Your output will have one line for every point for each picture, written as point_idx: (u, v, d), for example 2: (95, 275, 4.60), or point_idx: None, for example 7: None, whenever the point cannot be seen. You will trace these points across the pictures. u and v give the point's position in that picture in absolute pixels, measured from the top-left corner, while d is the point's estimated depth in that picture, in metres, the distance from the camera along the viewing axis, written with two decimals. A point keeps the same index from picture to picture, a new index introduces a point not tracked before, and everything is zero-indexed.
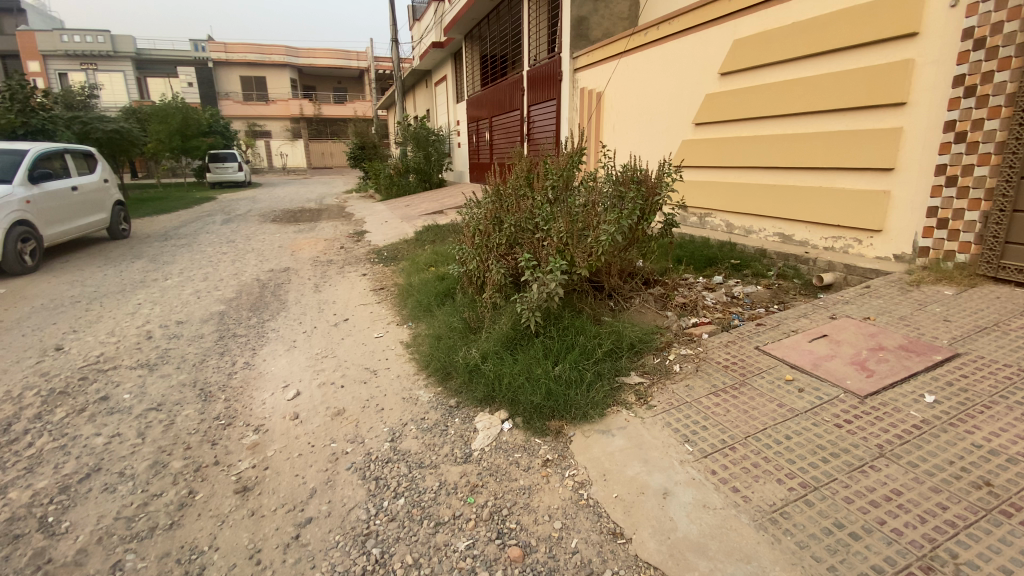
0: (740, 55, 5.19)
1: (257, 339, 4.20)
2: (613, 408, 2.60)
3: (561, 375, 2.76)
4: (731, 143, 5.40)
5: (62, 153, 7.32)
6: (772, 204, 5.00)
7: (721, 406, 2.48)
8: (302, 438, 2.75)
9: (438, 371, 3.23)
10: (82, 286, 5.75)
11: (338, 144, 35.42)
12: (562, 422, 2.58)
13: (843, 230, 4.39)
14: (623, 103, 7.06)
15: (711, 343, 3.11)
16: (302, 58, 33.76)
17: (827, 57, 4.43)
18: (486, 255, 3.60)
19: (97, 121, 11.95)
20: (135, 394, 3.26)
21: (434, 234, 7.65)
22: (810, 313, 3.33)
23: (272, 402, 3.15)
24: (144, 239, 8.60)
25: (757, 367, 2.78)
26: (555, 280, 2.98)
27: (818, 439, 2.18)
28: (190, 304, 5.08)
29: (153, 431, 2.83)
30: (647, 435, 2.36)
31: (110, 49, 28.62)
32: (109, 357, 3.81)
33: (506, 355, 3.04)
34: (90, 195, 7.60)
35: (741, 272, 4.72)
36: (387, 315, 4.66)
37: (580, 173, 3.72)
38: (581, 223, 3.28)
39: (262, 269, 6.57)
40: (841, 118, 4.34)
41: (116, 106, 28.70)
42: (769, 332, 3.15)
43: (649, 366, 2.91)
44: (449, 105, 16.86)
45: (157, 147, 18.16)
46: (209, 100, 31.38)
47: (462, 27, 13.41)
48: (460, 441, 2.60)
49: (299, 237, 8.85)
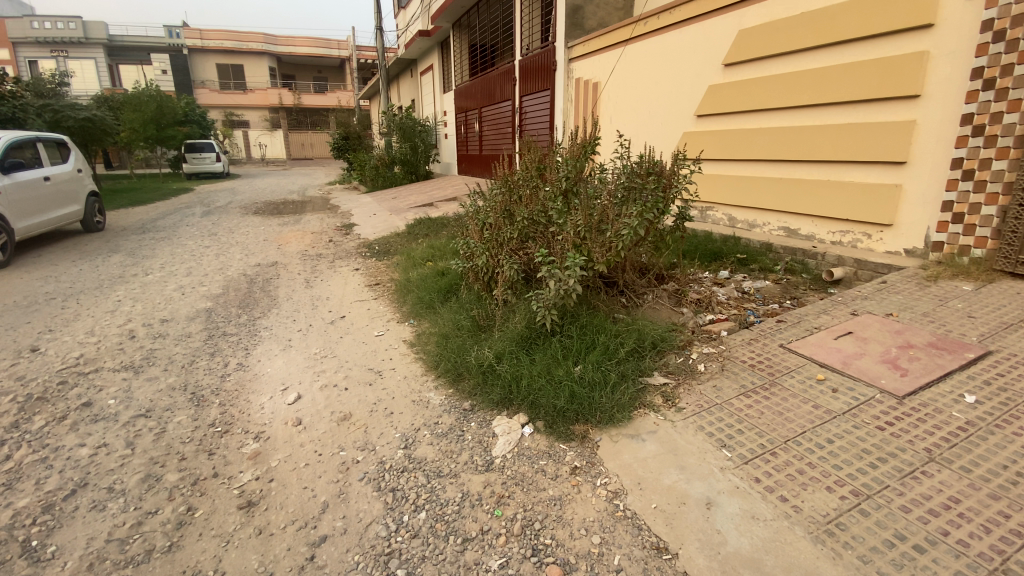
0: (744, 46, 5.09)
1: (249, 337, 3.97)
2: (639, 411, 2.47)
3: (584, 376, 2.62)
4: (734, 135, 5.30)
5: (34, 141, 6.92)
6: (777, 197, 4.92)
7: (754, 408, 2.38)
8: (308, 446, 2.56)
9: (449, 372, 3.07)
10: (57, 283, 5.41)
11: (319, 135, 34.69)
12: (587, 426, 2.44)
13: (851, 224, 4.32)
14: (622, 94, 6.93)
15: (733, 341, 3.00)
16: (281, 46, 32.88)
17: (836, 49, 4.34)
18: (496, 250, 3.46)
19: (68, 110, 11.43)
20: (121, 399, 3.03)
21: (426, 227, 7.44)
22: (830, 309, 3.27)
23: (272, 406, 2.95)
24: (120, 232, 8.20)
25: (786, 366, 2.68)
26: (574, 277, 2.84)
27: (863, 443, 2.09)
28: (174, 301, 4.80)
29: (143, 441, 2.62)
30: (681, 439, 2.24)
31: (80, 34, 27.39)
32: (91, 359, 3.55)
33: (522, 355, 2.89)
34: (63, 185, 7.19)
35: (747, 266, 4.63)
36: (385, 312, 4.47)
37: (592, 164, 3.57)
38: (598, 217, 3.13)
39: (249, 263, 6.29)
40: (850, 110, 4.26)
41: (87, 94, 27.62)
42: (791, 330, 3.06)
43: (672, 365, 2.79)
44: (435, 95, 16.50)
45: (130, 136, 17.42)
46: (184, 88, 30.38)
47: (450, 15, 13.09)
48: (480, 448, 2.45)
49: (285, 230, 8.56)
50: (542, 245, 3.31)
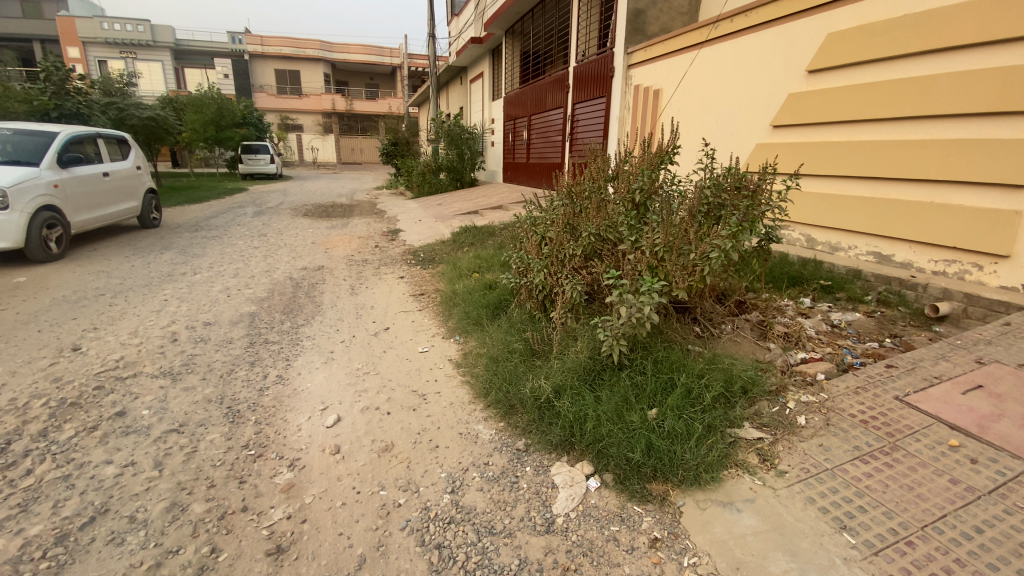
0: (833, 51, 4.61)
1: (290, 347, 3.78)
2: (730, 471, 2.10)
3: (662, 425, 2.24)
4: (817, 148, 4.79)
5: (95, 137, 7.12)
6: (868, 219, 4.37)
7: (876, 479, 1.94)
8: (346, 481, 2.30)
9: (499, 403, 2.75)
10: (107, 278, 5.45)
11: (368, 140, 35.44)
12: (667, 486, 2.08)
13: (958, 253, 3.74)
14: (690, 101, 6.53)
15: (836, 390, 2.55)
16: (336, 53, 33.90)
17: (945, 55, 3.81)
18: (557, 268, 3.14)
19: (134, 108, 11.97)
20: (155, 410, 2.87)
21: (473, 236, 7.19)
22: (948, 354, 2.75)
23: (309, 429, 2.71)
24: (174, 229, 8.36)
25: (906, 425, 2.22)
26: (649, 305, 2.47)
27: (1021, 535, 1.64)
28: (219, 303, 4.71)
29: (171, 462, 2.43)
30: (787, 515, 1.84)
31: (150, 38, 29.03)
32: (130, 362, 3.44)
33: (585, 392, 2.53)
34: (122, 181, 7.37)
35: (832, 294, 4.15)
36: (431, 325, 4.20)
37: (670, 175, 3.18)
38: (679, 236, 2.73)
39: (295, 266, 6.20)
40: (960, 124, 3.70)
41: (154, 95, 29.25)
42: (905, 378, 2.57)
43: (765, 416, 2.39)
44: (484, 102, 16.41)
45: (191, 136, 18.15)
46: (243, 92, 31.68)
47: (503, 23, 12.95)
48: (537, 502, 2.12)
49: (332, 233, 8.51)
50: (610, 266, 2.96)
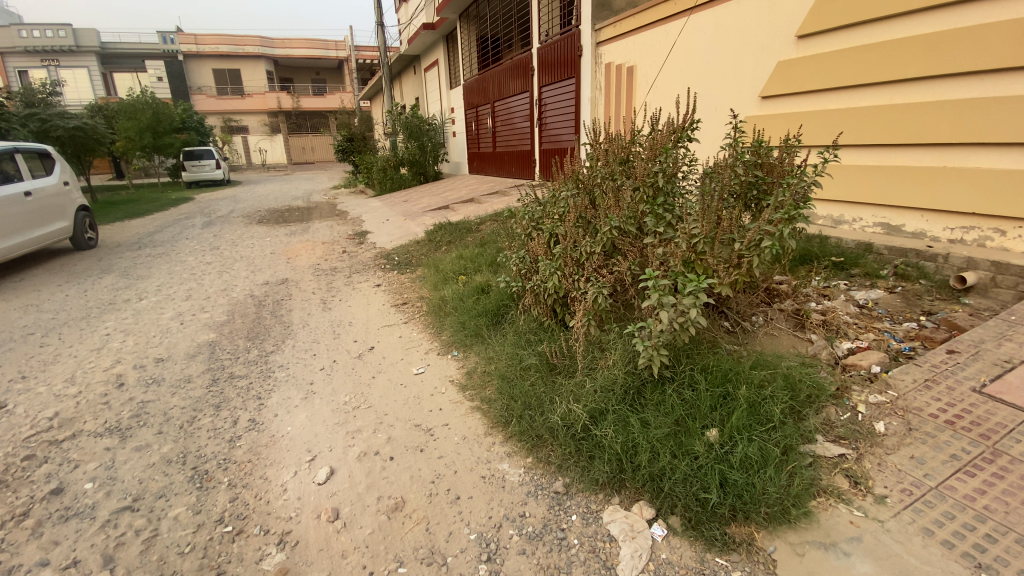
0: (826, 13, 4.34)
1: (262, 381, 3.24)
2: (819, 503, 1.78)
3: (735, 454, 1.88)
4: (814, 117, 4.54)
5: (12, 153, 6.23)
6: (874, 189, 4.15)
7: (992, 496, 1.67)
8: (353, 558, 1.85)
9: (524, 435, 2.36)
10: (38, 313, 4.72)
11: (320, 138, 33.92)
12: (750, 528, 1.74)
13: (977, 219, 3.54)
14: (669, 76, 6.21)
15: (905, 384, 2.27)
16: (278, 49, 32.27)
17: (952, 10, 3.56)
18: (573, 269, 2.72)
19: (58, 118, 10.85)
20: (101, 482, 2.32)
21: (449, 233, 6.68)
22: (1010, 333, 2.52)
23: (298, 488, 2.23)
24: (113, 249, 7.49)
25: (1004, 425, 1.95)
26: (696, 307, 2.09)
27: None
28: (172, 334, 4.09)
29: (127, 554, 1.92)
30: (909, 557, 1.54)
31: (72, 43, 26.90)
32: (68, 419, 2.85)
33: (629, 416, 2.15)
34: (48, 201, 6.50)
35: (846, 271, 3.90)
36: (422, 340, 3.73)
37: (690, 154, 2.81)
38: (718, 221, 2.35)
39: (256, 282, 5.57)
40: (973, 82, 3.48)
41: (81, 103, 27.17)
42: (973, 366, 2.32)
43: (838, 426, 2.09)
44: (441, 91, 15.74)
45: (126, 145, 16.67)
46: (180, 95, 29.73)
47: (455, 6, 12.32)
48: (597, 563, 1.73)
49: (293, 240, 7.84)
50: (636, 263, 2.57)
